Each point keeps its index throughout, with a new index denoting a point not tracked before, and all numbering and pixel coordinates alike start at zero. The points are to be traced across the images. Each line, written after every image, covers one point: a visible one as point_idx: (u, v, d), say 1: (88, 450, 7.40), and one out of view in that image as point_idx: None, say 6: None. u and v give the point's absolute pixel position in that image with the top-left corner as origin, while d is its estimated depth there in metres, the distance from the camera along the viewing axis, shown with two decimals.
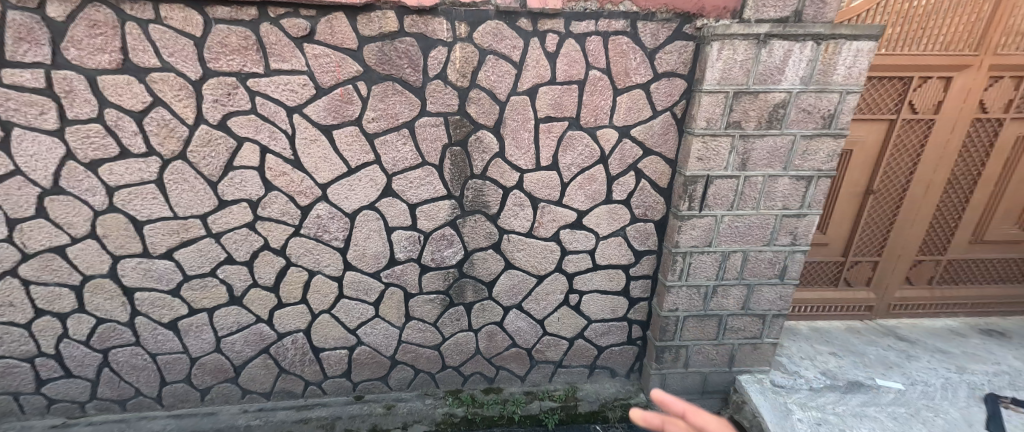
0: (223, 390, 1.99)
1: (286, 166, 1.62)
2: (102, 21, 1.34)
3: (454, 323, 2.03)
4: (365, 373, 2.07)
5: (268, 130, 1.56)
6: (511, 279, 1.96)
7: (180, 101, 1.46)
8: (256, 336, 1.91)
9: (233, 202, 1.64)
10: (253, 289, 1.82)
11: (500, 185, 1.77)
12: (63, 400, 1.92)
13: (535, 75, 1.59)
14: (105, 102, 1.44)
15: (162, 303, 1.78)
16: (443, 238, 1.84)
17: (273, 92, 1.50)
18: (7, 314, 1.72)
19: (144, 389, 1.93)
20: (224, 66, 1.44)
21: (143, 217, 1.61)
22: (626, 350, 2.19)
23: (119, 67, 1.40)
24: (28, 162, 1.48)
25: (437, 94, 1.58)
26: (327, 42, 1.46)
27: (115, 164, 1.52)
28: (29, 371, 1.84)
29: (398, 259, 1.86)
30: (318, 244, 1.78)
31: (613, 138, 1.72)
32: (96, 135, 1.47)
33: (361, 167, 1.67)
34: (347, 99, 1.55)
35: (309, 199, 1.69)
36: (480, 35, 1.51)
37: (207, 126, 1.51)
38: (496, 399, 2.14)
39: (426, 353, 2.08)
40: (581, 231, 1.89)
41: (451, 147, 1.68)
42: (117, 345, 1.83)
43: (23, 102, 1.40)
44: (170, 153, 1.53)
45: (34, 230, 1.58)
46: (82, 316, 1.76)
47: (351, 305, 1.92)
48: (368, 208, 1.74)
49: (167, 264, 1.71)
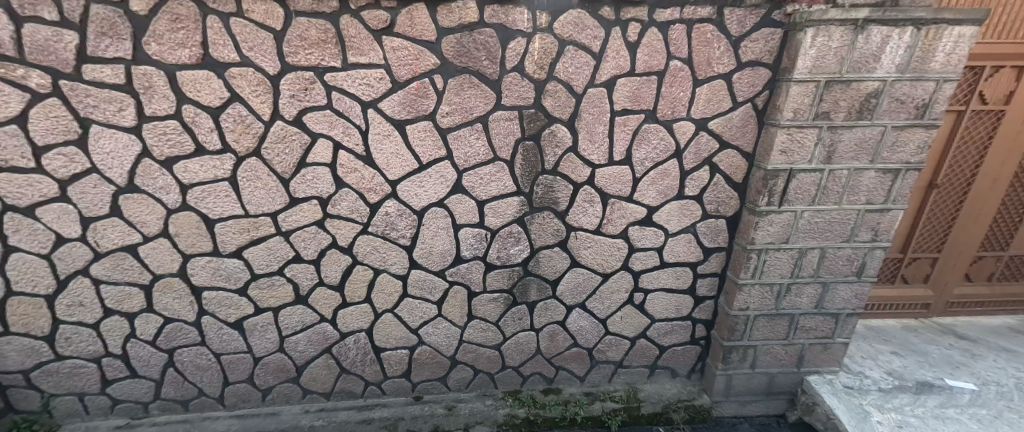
0: (284, 390, 1.98)
1: (357, 162, 1.60)
2: (185, 14, 1.31)
3: (516, 323, 1.99)
4: (424, 374, 2.05)
5: (342, 126, 1.53)
6: (575, 277, 1.91)
7: (257, 96, 1.44)
8: (319, 335, 1.89)
9: (303, 199, 1.63)
10: (318, 288, 1.80)
11: (571, 181, 1.72)
12: (127, 400, 1.90)
13: (615, 66, 1.53)
14: (183, 99, 1.41)
15: (229, 303, 1.77)
16: (510, 235, 1.80)
17: (350, 86, 1.47)
18: (76, 314, 1.69)
19: (207, 389, 1.92)
20: (301, 60, 1.41)
21: (215, 215, 1.60)
22: (688, 350, 2.13)
23: (198, 62, 1.37)
24: (104, 159, 1.46)
25: (513, 87, 1.53)
26: (405, 34, 1.42)
27: (190, 162, 1.50)
28: (95, 372, 1.81)
29: (463, 257, 1.82)
30: (385, 242, 1.75)
31: (690, 131, 1.65)
32: (173, 132, 1.45)
33: (432, 163, 1.63)
34: (422, 93, 1.51)
35: (379, 196, 1.66)
36: (561, 25, 1.45)
37: (282, 122, 1.49)
38: (557, 400, 2.10)
39: (486, 353, 2.04)
40: (650, 228, 1.83)
41: (523, 142, 1.63)
42: (183, 345, 1.82)
43: (102, 99, 1.38)
44: (245, 150, 1.51)
45: (107, 229, 1.56)
46: (150, 315, 1.74)
47: (414, 304, 1.89)
48: (437, 205, 1.71)
49: (236, 263, 1.70)
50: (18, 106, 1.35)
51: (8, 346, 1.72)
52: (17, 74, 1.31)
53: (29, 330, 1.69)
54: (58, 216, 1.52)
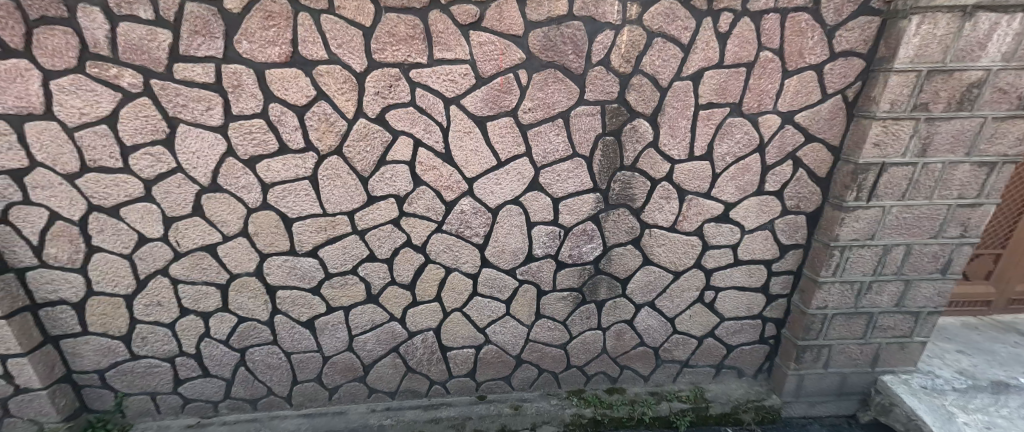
0: (351, 389, 1.97)
1: (436, 160, 1.58)
2: (277, 11, 1.30)
3: (584, 322, 1.96)
4: (489, 373, 2.03)
5: (423, 123, 1.51)
6: (647, 275, 1.87)
7: (343, 94, 1.43)
8: (388, 334, 1.88)
9: (381, 197, 1.61)
10: (390, 287, 1.79)
11: (649, 177, 1.67)
12: (198, 400, 1.89)
13: (703, 58, 1.47)
14: (270, 97, 1.41)
15: (303, 302, 1.76)
16: (584, 233, 1.76)
17: (434, 83, 1.45)
18: (153, 314, 1.68)
19: (276, 388, 1.91)
20: (388, 57, 1.40)
21: (294, 214, 1.60)
22: (756, 349, 2.10)
23: (287, 60, 1.37)
24: (189, 159, 1.45)
25: (598, 81, 1.49)
26: (493, 29, 1.39)
27: (273, 161, 1.50)
28: (168, 371, 1.80)
29: (535, 255, 1.79)
30: (459, 240, 1.73)
31: (775, 125, 1.60)
32: (258, 131, 1.45)
33: (510, 159, 1.60)
34: (506, 89, 1.48)
35: (455, 194, 1.64)
36: (651, 16, 1.40)
37: (365, 120, 1.48)
38: (622, 400, 2.07)
39: (553, 352, 2.02)
40: (727, 225, 1.78)
41: (604, 137, 1.59)
42: (255, 344, 1.81)
43: (192, 98, 1.37)
44: (327, 149, 1.51)
45: (189, 228, 1.56)
46: (225, 315, 1.74)
47: (484, 302, 1.87)
48: (512, 202, 1.68)
49: (311, 262, 1.69)
50: (109, 106, 1.35)
51: (85, 346, 1.71)
52: (110, 73, 1.31)
53: (107, 330, 1.68)
54: (142, 216, 1.51)
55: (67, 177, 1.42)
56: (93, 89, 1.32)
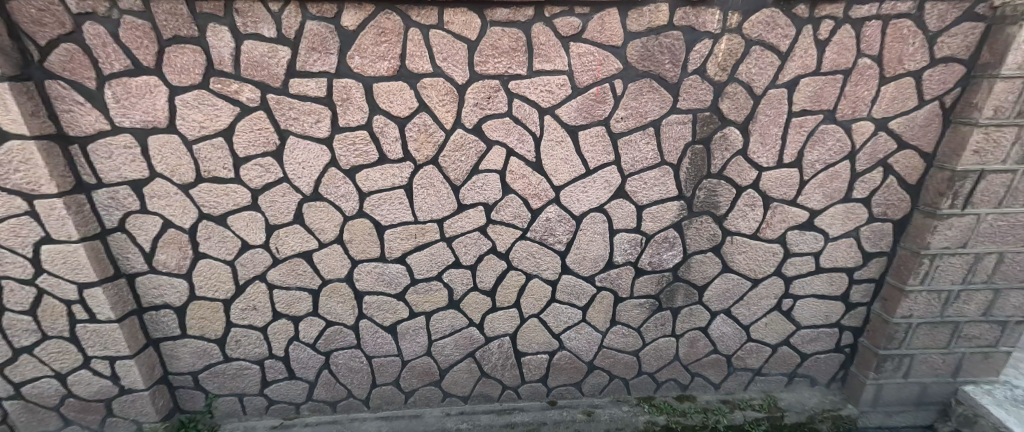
0: (427, 393, 2.00)
1: (526, 168, 1.60)
2: (390, 28, 1.36)
3: (658, 329, 1.95)
4: (561, 379, 2.04)
5: (517, 133, 1.54)
6: (724, 283, 1.87)
7: (443, 106, 1.48)
8: (466, 340, 1.91)
9: (470, 206, 1.65)
10: (471, 293, 1.82)
11: (736, 184, 1.66)
12: (282, 402, 1.94)
13: (800, 65, 1.48)
14: (376, 109, 1.46)
15: (387, 307, 1.81)
16: (665, 240, 1.76)
17: (531, 93, 1.48)
18: (248, 318, 1.75)
19: (356, 390, 1.96)
20: (490, 69, 1.44)
21: (387, 222, 1.65)
22: (832, 358, 2.09)
23: (394, 74, 1.42)
24: (295, 169, 1.52)
25: (692, 89, 1.50)
26: (594, 40, 1.41)
27: (372, 171, 1.56)
28: (257, 374, 1.86)
29: (615, 262, 1.80)
30: (542, 247, 1.75)
31: (869, 131, 1.61)
32: (361, 142, 1.51)
33: (599, 168, 1.62)
34: (600, 99, 1.50)
35: (542, 201, 1.66)
36: (751, 25, 1.41)
37: (462, 130, 1.52)
38: (694, 408, 2.06)
39: (625, 359, 2.02)
40: (811, 232, 1.78)
41: (693, 145, 1.59)
42: (339, 348, 1.87)
43: (303, 111, 1.44)
44: (424, 158, 1.55)
45: (289, 235, 1.62)
46: (313, 319, 1.79)
47: (561, 309, 1.88)
48: (597, 210, 1.69)
49: (398, 268, 1.73)
50: (227, 119, 1.42)
51: (182, 348, 1.77)
52: (231, 89, 1.38)
53: (205, 333, 1.75)
54: (247, 223, 1.58)
55: (182, 187, 1.49)
56: (214, 103, 1.39)
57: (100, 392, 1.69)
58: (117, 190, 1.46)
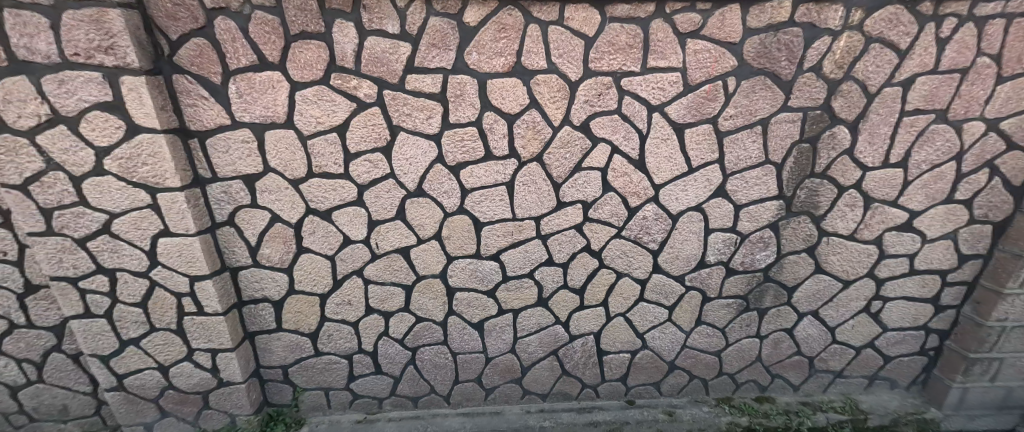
0: (507, 390, 2.01)
1: (629, 166, 1.59)
2: (511, 24, 1.35)
3: (743, 329, 1.94)
4: (641, 378, 2.03)
5: (624, 131, 1.53)
6: (815, 284, 1.86)
7: (554, 103, 1.47)
8: (551, 337, 1.91)
9: (569, 203, 1.64)
10: (561, 291, 1.82)
11: (838, 184, 1.65)
12: (366, 396, 1.96)
13: (918, 63, 1.45)
14: (487, 106, 1.46)
15: (477, 303, 1.81)
16: (760, 241, 1.74)
17: (643, 91, 1.46)
18: (342, 312, 1.77)
19: (438, 386, 1.97)
20: (603, 66, 1.42)
21: (485, 219, 1.65)
22: (915, 361, 2.07)
23: (509, 71, 1.42)
24: (402, 165, 1.54)
25: (805, 87, 1.48)
26: (712, 36, 1.39)
27: (476, 167, 1.56)
28: (345, 368, 1.88)
29: (707, 262, 1.78)
30: (635, 246, 1.74)
31: (979, 131, 1.58)
32: (469, 139, 1.51)
33: (702, 166, 1.59)
34: (711, 96, 1.47)
35: (641, 200, 1.65)
36: (873, 22, 1.39)
37: (569, 127, 1.51)
38: (775, 410, 2.05)
39: (706, 359, 2.01)
40: (909, 234, 1.76)
41: (799, 144, 1.57)
42: (427, 344, 1.88)
43: (416, 107, 1.45)
44: (528, 155, 1.55)
45: (390, 231, 1.64)
46: (404, 315, 1.81)
47: (648, 308, 1.87)
48: (694, 209, 1.68)
49: (492, 265, 1.74)
50: (343, 115, 1.43)
51: (276, 342, 1.79)
52: (350, 85, 1.39)
53: (300, 327, 1.77)
54: (351, 219, 1.60)
55: (293, 182, 1.51)
56: (332, 99, 1.40)
57: (199, 385, 1.70)
58: (231, 184, 1.48)
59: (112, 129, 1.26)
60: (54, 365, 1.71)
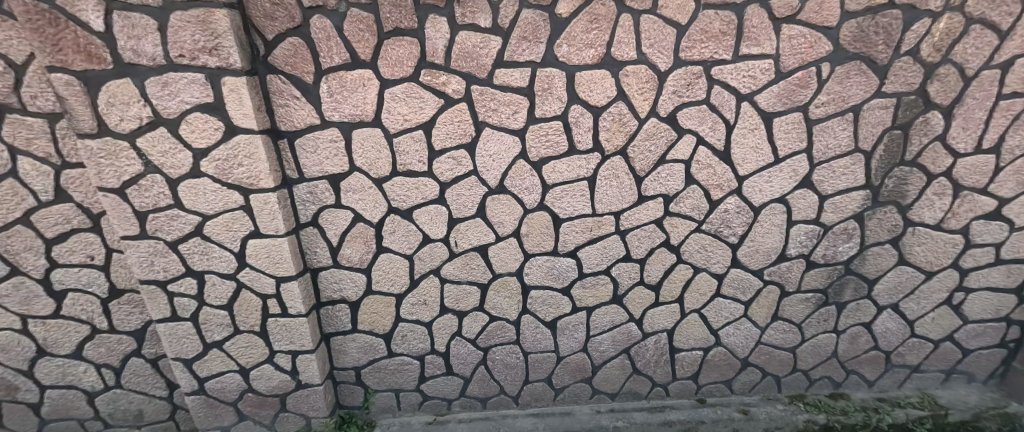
0: (577, 389, 1.98)
1: (713, 158, 1.54)
2: (603, 14, 1.32)
3: (820, 324, 1.90)
4: (713, 375, 1.99)
5: (711, 121, 1.48)
6: (897, 276, 1.82)
7: (642, 94, 1.44)
8: (624, 335, 1.88)
9: (650, 197, 1.60)
10: (637, 287, 1.78)
11: (927, 172, 1.61)
12: (435, 398, 1.94)
13: (1018, 45, 1.41)
14: (574, 99, 1.44)
15: (551, 302, 1.78)
16: (843, 232, 1.71)
17: (733, 80, 1.42)
18: (417, 313, 1.76)
19: (508, 387, 1.95)
20: (695, 54, 1.38)
21: (565, 215, 1.62)
22: (995, 353, 2.01)
23: (598, 62, 1.39)
24: (485, 162, 1.52)
25: (901, 72, 1.44)
26: (809, 21, 1.35)
27: (559, 162, 1.53)
28: (417, 369, 1.87)
29: (787, 255, 1.73)
30: (715, 240, 1.70)
31: None
32: (553, 133, 1.48)
33: (788, 156, 1.55)
34: (804, 83, 1.43)
35: (724, 192, 1.60)
36: (976, 3, 1.35)
37: (655, 119, 1.48)
38: (853, 406, 2.00)
39: (781, 355, 1.96)
40: (996, 222, 1.72)
41: (890, 132, 1.53)
42: (499, 344, 1.85)
43: (502, 102, 1.43)
44: (612, 149, 1.52)
45: (469, 229, 1.62)
46: (478, 314, 1.79)
47: (724, 304, 1.83)
48: (778, 200, 1.63)
49: (568, 262, 1.71)
50: (430, 112, 1.42)
51: (351, 343, 1.78)
52: (439, 81, 1.38)
53: (374, 328, 1.76)
54: (431, 217, 1.59)
55: (377, 181, 1.51)
56: (421, 96, 1.40)
57: (278, 387, 1.69)
58: (317, 184, 1.48)
59: (211, 131, 1.27)
60: (133, 370, 1.70)
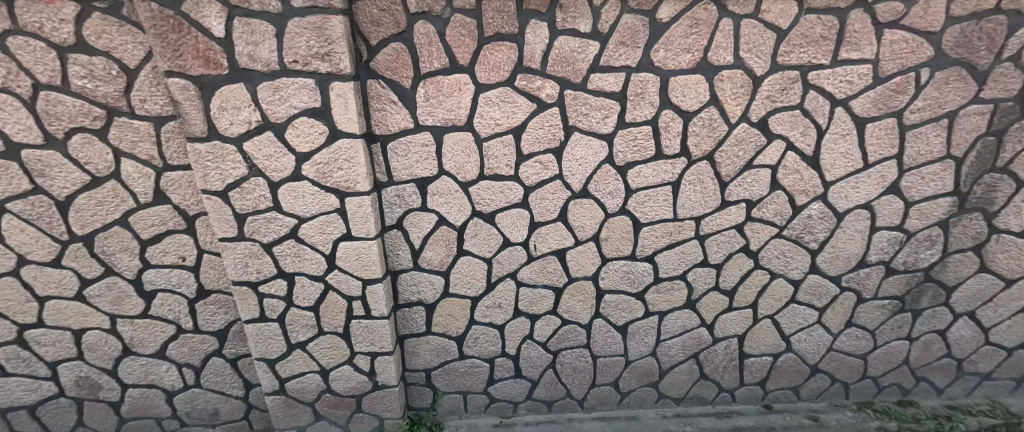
0: (643, 394, 1.97)
1: (802, 163, 1.53)
2: (704, 19, 1.30)
3: (894, 331, 1.88)
4: (781, 382, 1.97)
5: (803, 126, 1.47)
6: (978, 283, 1.79)
7: (735, 99, 1.42)
8: (694, 340, 1.86)
9: (734, 202, 1.59)
10: (712, 293, 1.76)
11: (1017, 178, 1.58)
12: (502, 400, 1.94)
13: None
14: (666, 104, 1.43)
15: (625, 306, 1.78)
16: (927, 239, 1.68)
17: (830, 84, 1.40)
18: (491, 316, 1.75)
19: (575, 390, 1.94)
20: (792, 59, 1.36)
21: (646, 219, 1.61)
22: None
23: (693, 67, 1.37)
24: (572, 166, 1.51)
25: (1001, 78, 1.42)
26: (912, 26, 1.33)
27: (645, 167, 1.52)
28: (486, 372, 1.87)
29: (867, 261, 1.72)
30: (796, 246, 1.68)
31: None
32: (643, 138, 1.47)
33: (877, 162, 1.53)
34: (901, 88, 1.42)
35: (809, 198, 1.58)
36: None
37: (746, 124, 1.46)
38: (923, 414, 1.97)
39: (851, 362, 1.94)
40: None
41: (984, 138, 1.51)
42: (569, 347, 1.85)
43: (594, 107, 1.42)
44: (700, 153, 1.50)
45: (550, 233, 1.62)
46: (551, 318, 1.78)
47: (799, 310, 1.81)
48: (863, 206, 1.61)
49: (645, 267, 1.70)
50: (522, 116, 1.42)
51: (424, 345, 1.79)
52: (535, 85, 1.38)
53: (448, 330, 1.76)
54: (513, 221, 1.59)
55: (464, 185, 1.51)
56: (514, 100, 1.40)
57: (355, 388, 1.71)
58: (404, 187, 1.49)
59: (315, 135, 1.29)
60: (212, 370, 1.72)
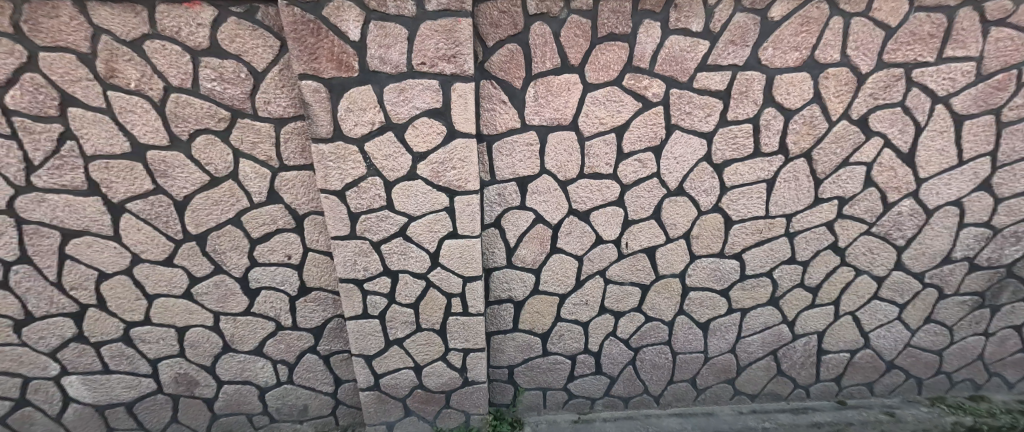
0: (719, 390, 1.99)
1: (896, 161, 1.55)
2: (815, 17, 1.31)
3: (972, 327, 1.89)
4: (856, 378, 1.99)
5: (902, 123, 1.49)
6: None
7: (837, 96, 1.43)
8: (775, 336, 1.88)
9: (826, 200, 1.61)
10: (796, 290, 1.78)
11: None
12: (581, 397, 1.97)
13: None
14: (768, 102, 1.44)
15: (709, 303, 1.80)
16: (1012, 235, 1.70)
17: (932, 82, 1.42)
18: (577, 313, 1.78)
19: (652, 386, 1.97)
20: (897, 57, 1.37)
21: (738, 216, 1.63)
22: None
23: (800, 65, 1.38)
24: (670, 164, 1.53)
25: None
26: (1018, 24, 1.34)
27: (742, 164, 1.54)
28: (568, 368, 1.90)
29: (952, 257, 1.73)
30: (883, 243, 1.70)
31: None
32: (742, 136, 1.49)
33: (971, 159, 1.55)
34: (1002, 86, 1.43)
35: (900, 194, 1.60)
36: None
37: (846, 121, 1.48)
38: (997, 409, 1.98)
39: (927, 358, 1.96)
40: None
41: None
42: (650, 344, 1.88)
43: (698, 105, 1.44)
44: (798, 151, 1.52)
45: (642, 231, 1.64)
46: (635, 315, 1.81)
47: (881, 306, 1.83)
48: (953, 203, 1.63)
49: (732, 264, 1.72)
50: (626, 115, 1.44)
51: (510, 342, 1.82)
52: (642, 85, 1.40)
53: (534, 327, 1.79)
54: (608, 219, 1.61)
55: (564, 183, 1.54)
56: (620, 100, 1.42)
57: (447, 384, 1.74)
58: (506, 186, 1.52)
59: (433, 135, 1.31)
60: (306, 366, 1.77)
